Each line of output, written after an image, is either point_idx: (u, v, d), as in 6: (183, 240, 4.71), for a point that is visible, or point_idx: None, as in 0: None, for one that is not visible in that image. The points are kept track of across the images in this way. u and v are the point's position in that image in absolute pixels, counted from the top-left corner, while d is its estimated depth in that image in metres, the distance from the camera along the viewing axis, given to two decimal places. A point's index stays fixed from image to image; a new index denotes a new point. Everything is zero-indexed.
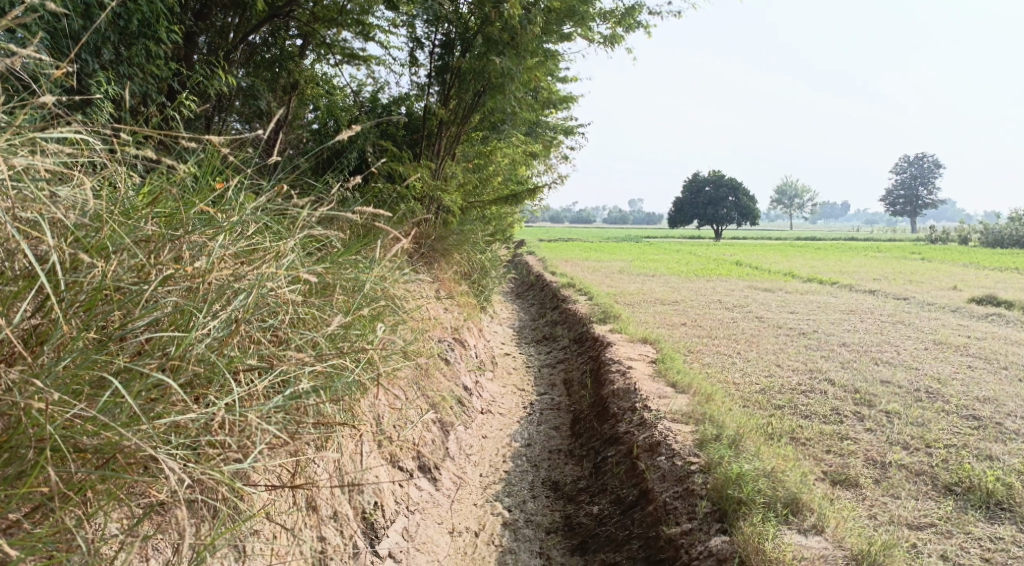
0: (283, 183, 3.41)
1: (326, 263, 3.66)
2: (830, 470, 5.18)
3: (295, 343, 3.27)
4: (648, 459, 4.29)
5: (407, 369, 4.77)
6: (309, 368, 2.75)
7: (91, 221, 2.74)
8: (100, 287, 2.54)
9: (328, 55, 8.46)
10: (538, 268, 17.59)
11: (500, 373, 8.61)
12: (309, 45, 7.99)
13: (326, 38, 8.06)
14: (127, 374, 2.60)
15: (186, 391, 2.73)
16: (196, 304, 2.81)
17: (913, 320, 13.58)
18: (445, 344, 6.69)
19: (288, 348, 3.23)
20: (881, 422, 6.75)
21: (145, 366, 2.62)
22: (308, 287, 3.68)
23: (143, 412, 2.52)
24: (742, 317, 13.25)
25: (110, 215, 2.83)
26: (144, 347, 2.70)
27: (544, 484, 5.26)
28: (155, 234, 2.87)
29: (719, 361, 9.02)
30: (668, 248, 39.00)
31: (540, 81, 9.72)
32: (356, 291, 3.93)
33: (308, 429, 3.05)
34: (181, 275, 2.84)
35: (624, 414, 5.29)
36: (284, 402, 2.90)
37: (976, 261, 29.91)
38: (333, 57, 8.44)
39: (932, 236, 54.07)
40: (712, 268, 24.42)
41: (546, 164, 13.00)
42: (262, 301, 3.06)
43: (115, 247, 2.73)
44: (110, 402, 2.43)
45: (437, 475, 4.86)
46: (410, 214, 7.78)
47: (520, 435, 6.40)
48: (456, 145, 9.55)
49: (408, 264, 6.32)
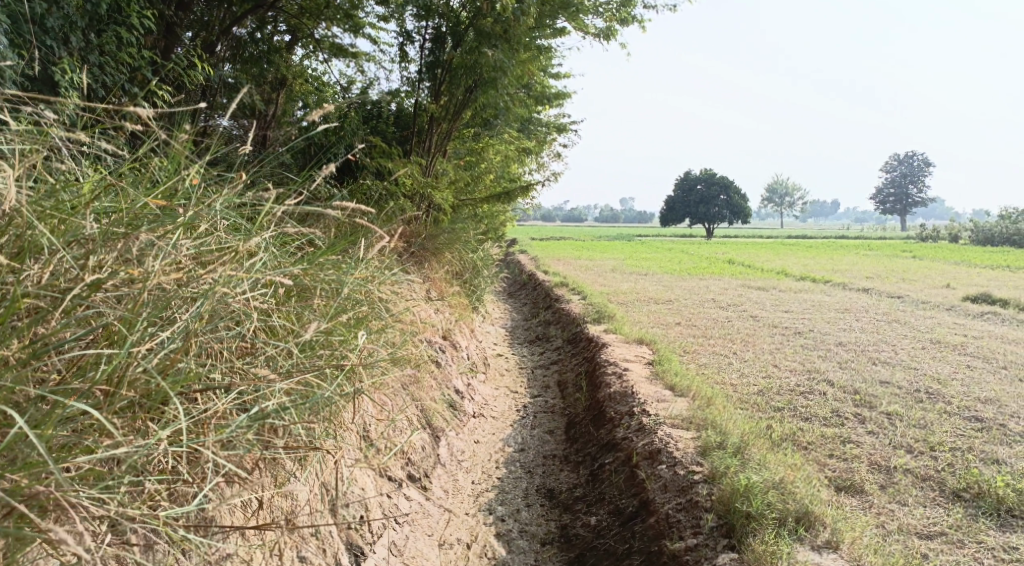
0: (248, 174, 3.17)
1: (305, 264, 3.45)
2: (835, 476, 5.01)
3: (266, 353, 3.07)
4: (648, 467, 4.09)
5: (395, 373, 4.57)
6: (275, 390, 2.57)
7: (19, 222, 2.54)
8: (18, 301, 2.34)
9: (317, 52, 8.27)
10: (530, 266, 17.39)
11: (492, 374, 8.41)
12: (297, 41, 7.81)
13: (314, 33, 7.87)
14: (52, 397, 2.40)
15: (123, 419, 2.53)
16: (136, 314, 2.60)
17: (909, 319, 13.47)
18: (435, 346, 6.50)
19: (259, 357, 3.02)
20: (883, 425, 6.59)
21: (73, 390, 2.42)
22: (286, 290, 3.48)
23: (64, 447, 2.34)
24: (737, 316, 13.10)
25: (46, 212, 2.62)
26: (74, 365, 2.51)
27: (539, 492, 5.07)
28: (99, 234, 2.67)
29: (715, 361, 8.86)
30: (661, 247, 38.87)
31: (532, 76, 9.52)
32: (340, 293, 3.74)
33: (275, 452, 2.83)
34: (122, 281, 2.62)
35: (622, 419, 5.10)
36: (245, 427, 2.68)
37: (967, 259, 29.80)
38: (320, 51, 8.22)
39: (923, 234, 54.20)
40: (704, 267, 24.26)
41: (539, 161, 12.81)
42: (220, 308, 2.85)
43: (47, 249, 2.55)
44: (27, 433, 2.24)
45: (427, 484, 4.67)
46: (399, 211, 7.58)
47: (513, 439, 6.21)
48: (447, 141, 9.34)
49: (397, 263, 6.12)
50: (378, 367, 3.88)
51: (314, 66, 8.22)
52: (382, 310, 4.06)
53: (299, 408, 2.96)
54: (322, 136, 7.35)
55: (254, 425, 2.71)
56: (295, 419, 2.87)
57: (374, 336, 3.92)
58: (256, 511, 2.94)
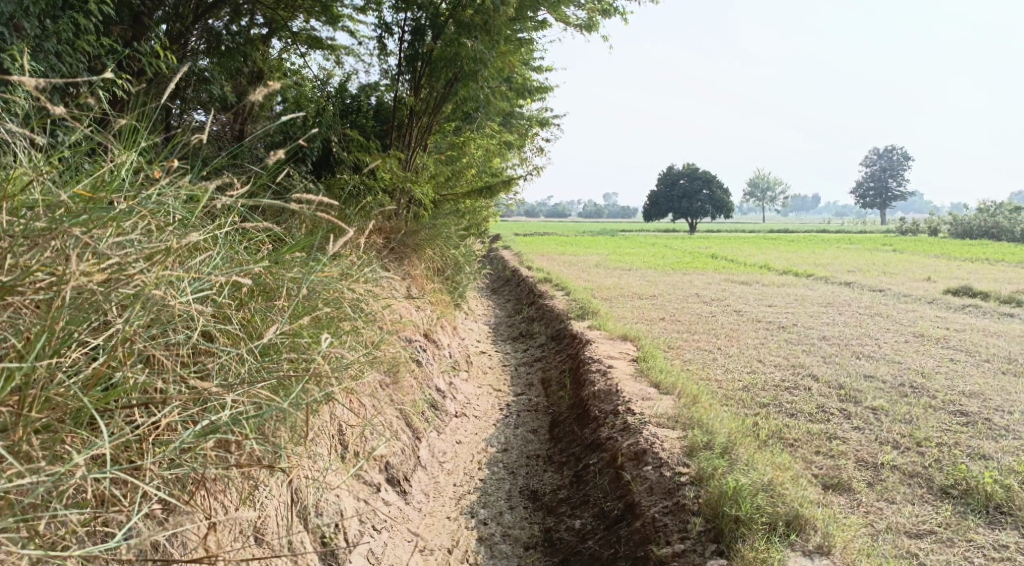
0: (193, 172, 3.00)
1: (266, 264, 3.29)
2: (822, 474, 4.94)
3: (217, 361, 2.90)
4: (633, 469, 3.98)
5: (372, 374, 4.44)
6: (218, 402, 2.43)
7: None
8: None
9: (295, 45, 8.08)
10: (514, 262, 17.25)
11: (475, 372, 8.28)
12: (274, 34, 7.62)
13: (291, 26, 7.69)
14: None
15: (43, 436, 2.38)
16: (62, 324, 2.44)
17: (892, 312, 13.49)
18: (415, 345, 6.36)
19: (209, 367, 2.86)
20: (869, 420, 6.54)
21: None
22: (250, 291, 3.33)
23: None
24: (721, 311, 13.05)
25: None
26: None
27: (522, 493, 4.95)
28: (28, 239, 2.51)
29: (700, 357, 8.79)
30: (644, 242, 38.89)
31: (513, 69, 9.37)
32: (311, 292, 3.59)
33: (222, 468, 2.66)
34: (48, 289, 2.47)
35: (606, 418, 4.99)
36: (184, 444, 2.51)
37: (947, 252, 30.01)
38: (295, 43, 8.04)
39: (903, 228, 54.68)
40: (688, 261, 24.23)
41: (521, 156, 12.67)
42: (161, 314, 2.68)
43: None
44: None
45: (406, 488, 4.54)
46: (377, 208, 7.42)
47: (496, 439, 6.09)
48: (427, 135, 9.18)
49: (375, 261, 5.97)
50: (352, 368, 3.74)
51: (293, 61, 8.04)
52: (356, 309, 3.92)
53: (251, 420, 2.78)
54: (298, 130, 7.17)
55: (203, 435, 2.58)
56: (244, 433, 2.70)
57: (347, 337, 3.78)
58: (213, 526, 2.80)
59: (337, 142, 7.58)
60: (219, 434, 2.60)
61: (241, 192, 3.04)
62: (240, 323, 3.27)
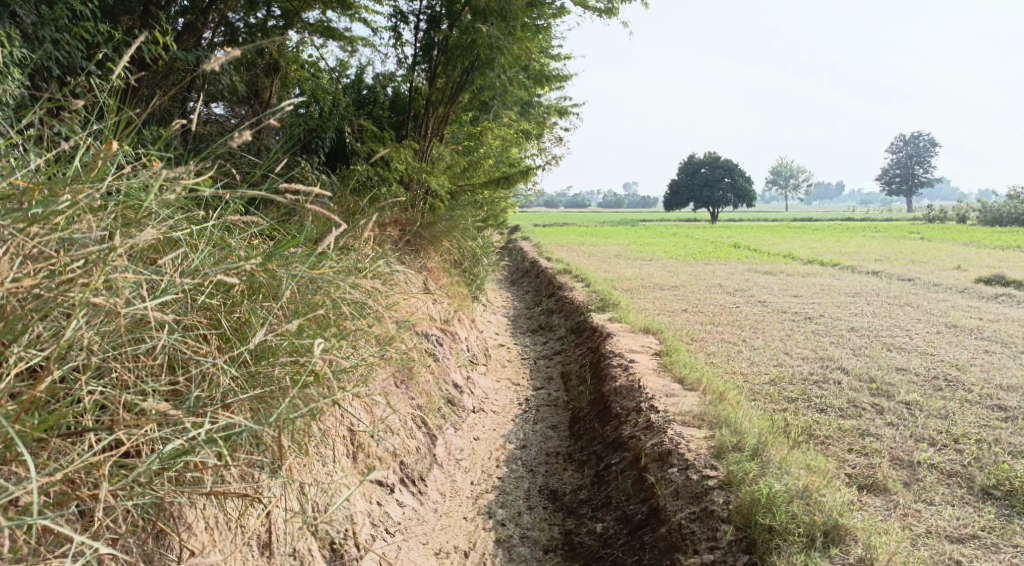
0: (166, 168, 2.84)
1: (258, 262, 3.13)
2: (856, 474, 4.72)
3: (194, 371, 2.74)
4: (658, 471, 3.79)
5: (383, 372, 4.29)
6: (185, 434, 2.28)
7: None
8: None
9: (311, 37, 7.97)
10: (533, 254, 17.04)
11: (493, 366, 8.13)
12: (291, 27, 7.51)
13: (309, 20, 7.59)
14: None
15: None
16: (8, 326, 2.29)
17: (922, 302, 13.14)
18: (431, 339, 6.21)
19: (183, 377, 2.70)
20: (903, 416, 6.29)
21: None
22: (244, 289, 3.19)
23: None
24: (744, 302, 12.78)
25: None
26: None
27: (541, 493, 4.78)
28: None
29: (724, 349, 8.56)
30: (665, 232, 38.50)
31: (531, 56, 9.16)
32: (315, 287, 3.45)
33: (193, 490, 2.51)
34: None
35: (628, 416, 4.81)
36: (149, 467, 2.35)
37: (977, 239, 29.28)
38: (308, 33, 7.90)
39: (930, 215, 53.66)
40: (710, 251, 23.86)
41: (540, 146, 12.47)
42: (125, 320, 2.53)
43: None
44: None
45: (422, 488, 4.40)
46: (391, 199, 7.27)
47: (515, 435, 5.93)
48: (443, 125, 9.01)
49: (389, 254, 5.83)
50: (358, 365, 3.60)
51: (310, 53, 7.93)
52: (364, 304, 3.77)
53: (229, 439, 2.62)
54: (311, 121, 7.03)
55: (172, 460, 2.45)
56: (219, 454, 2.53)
57: (356, 334, 3.63)
58: (198, 541, 2.68)
59: (350, 132, 7.42)
60: (190, 459, 2.46)
61: (229, 188, 2.92)
62: (233, 322, 3.15)
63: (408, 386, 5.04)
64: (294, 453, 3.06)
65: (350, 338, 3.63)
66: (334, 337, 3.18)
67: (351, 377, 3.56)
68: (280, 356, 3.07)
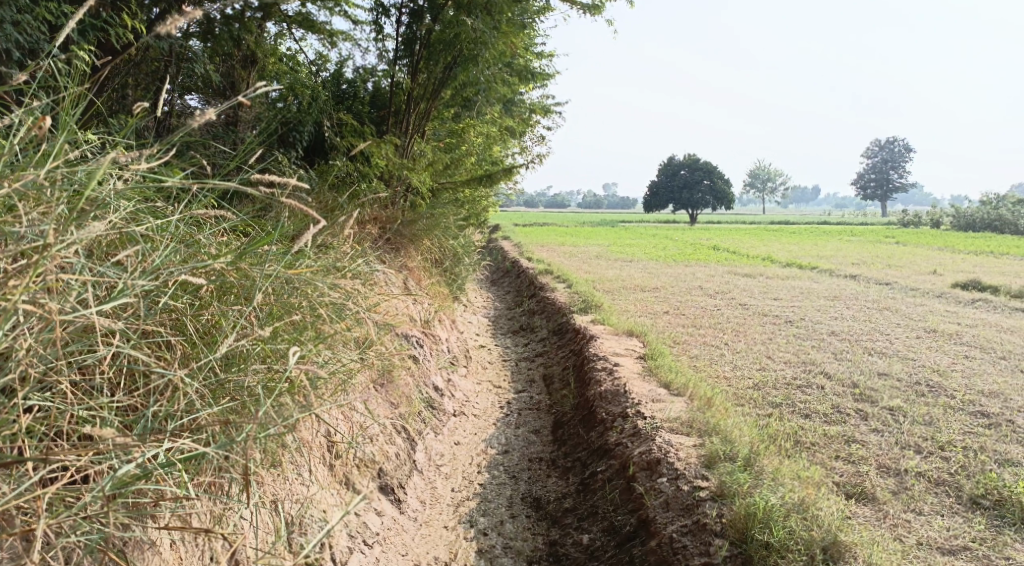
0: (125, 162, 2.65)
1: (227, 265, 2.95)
2: (844, 481, 4.64)
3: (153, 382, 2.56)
4: (646, 481, 3.68)
5: (362, 375, 4.13)
6: (139, 459, 2.13)
7: None
8: None
9: (290, 30, 7.80)
10: (513, 253, 16.90)
11: (474, 367, 7.98)
12: (269, 20, 7.32)
13: (287, 13, 7.44)
14: None
15: None
16: None
17: (901, 306, 13.20)
18: (411, 340, 6.05)
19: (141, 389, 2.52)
20: (887, 422, 6.24)
21: None
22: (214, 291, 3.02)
23: None
24: (725, 304, 12.75)
25: None
26: None
27: (524, 500, 4.64)
28: None
29: (706, 353, 8.49)
30: (644, 233, 38.60)
31: (515, 52, 9.02)
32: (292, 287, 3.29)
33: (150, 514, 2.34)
34: None
35: (614, 422, 4.69)
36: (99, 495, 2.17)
37: (951, 245, 29.63)
38: (288, 25, 7.69)
39: (905, 220, 54.35)
40: (690, 253, 23.87)
41: (522, 145, 12.35)
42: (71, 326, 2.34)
43: None
44: None
45: (401, 496, 4.24)
46: (371, 196, 7.10)
47: (496, 440, 5.78)
48: (425, 122, 8.84)
49: (368, 254, 5.66)
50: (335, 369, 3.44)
51: (288, 46, 7.75)
52: (343, 306, 3.61)
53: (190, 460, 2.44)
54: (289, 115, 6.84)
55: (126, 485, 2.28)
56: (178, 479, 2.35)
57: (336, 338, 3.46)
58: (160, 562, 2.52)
59: (329, 127, 7.23)
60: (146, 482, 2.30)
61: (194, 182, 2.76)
62: (201, 326, 2.97)
63: (387, 389, 4.88)
64: (265, 462, 2.91)
65: (327, 341, 3.47)
66: (311, 343, 3.03)
67: (327, 381, 3.40)
68: (252, 364, 2.90)
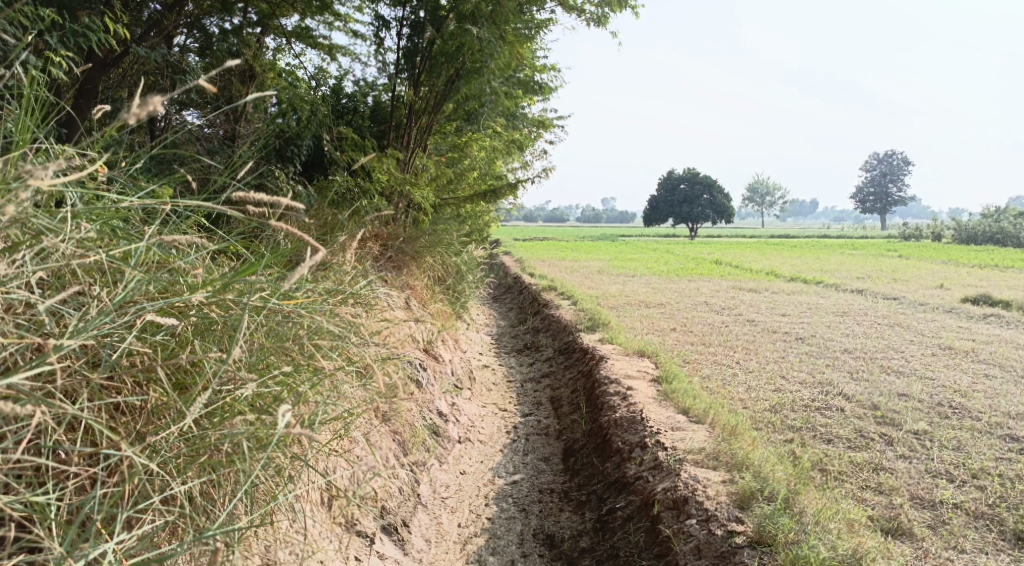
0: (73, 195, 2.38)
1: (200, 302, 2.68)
2: (878, 516, 4.34)
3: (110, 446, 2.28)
4: (673, 521, 3.40)
5: (362, 407, 3.85)
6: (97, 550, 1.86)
7: None
8: None
9: (291, 44, 7.59)
10: (515, 269, 16.60)
11: (478, 389, 7.68)
12: (269, 35, 7.13)
13: (286, 27, 7.24)
14: None
15: None
16: None
17: (912, 321, 12.93)
18: (413, 363, 5.78)
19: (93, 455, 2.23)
20: (914, 447, 5.94)
21: None
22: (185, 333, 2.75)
23: None
24: (732, 321, 12.47)
25: None
26: None
27: (537, 536, 4.35)
28: None
29: (718, 372, 8.21)
30: (645, 247, 38.36)
31: (518, 64, 8.79)
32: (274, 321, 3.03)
33: None
34: None
35: (632, 452, 4.41)
36: None
37: (954, 258, 29.32)
38: (287, 40, 7.49)
39: (906, 233, 54.17)
40: (693, 267, 23.58)
41: (525, 160, 12.12)
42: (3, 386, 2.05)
43: None
44: None
45: (405, 536, 3.95)
46: (372, 213, 6.85)
47: (504, 468, 5.49)
48: (426, 136, 8.61)
49: (369, 274, 5.41)
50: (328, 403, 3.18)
51: (288, 61, 7.55)
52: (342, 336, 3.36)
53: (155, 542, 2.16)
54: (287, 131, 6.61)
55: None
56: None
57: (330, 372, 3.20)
58: None
59: (328, 141, 7.00)
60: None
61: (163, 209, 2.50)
62: (175, 373, 2.70)
63: (388, 416, 4.62)
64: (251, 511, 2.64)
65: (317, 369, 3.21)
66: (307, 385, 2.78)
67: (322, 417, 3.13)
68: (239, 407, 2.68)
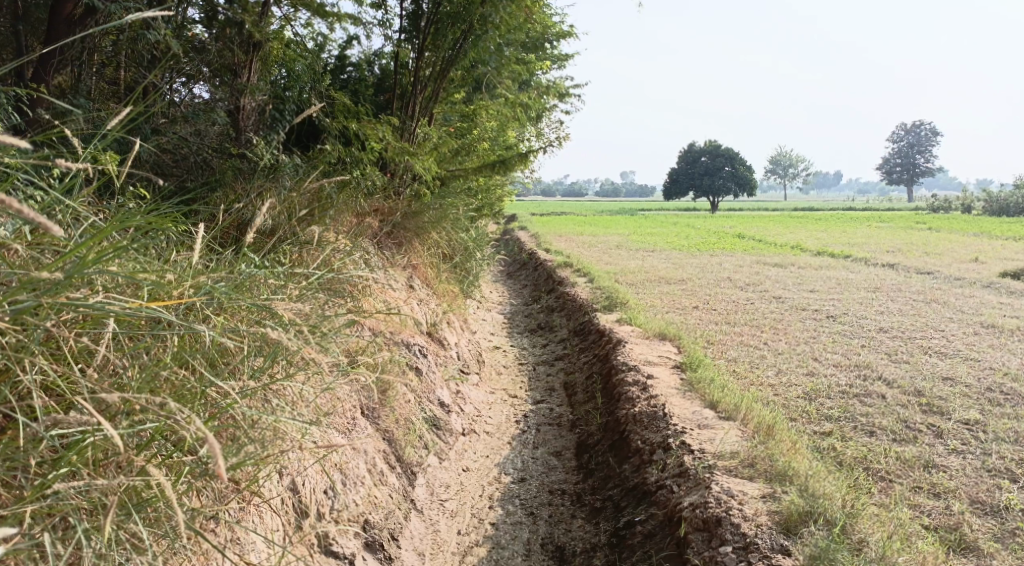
0: None
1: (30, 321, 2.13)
2: (937, 527, 3.78)
3: None
4: (704, 546, 2.88)
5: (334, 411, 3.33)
6: None
7: None
8: None
9: (295, 10, 7.04)
10: (532, 245, 16.00)
11: (488, 374, 7.18)
12: None
13: None
14: None
15: None
16: None
17: (949, 297, 12.19)
18: (412, 350, 5.26)
19: None
20: (968, 441, 5.34)
21: None
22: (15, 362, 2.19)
23: None
24: (758, 298, 11.84)
25: None
26: None
27: (545, 548, 3.84)
28: None
29: (745, 355, 7.64)
30: (665, 220, 37.58)
31: (530, 24, 8.13)
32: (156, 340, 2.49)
33: None
34: None
35: (653, 455, 3.88)
36: None
37: (987, 230, 28.16)
38: (291, 6, 6.91)
39: (934, 205, 52.67)
40: (714, 242, 22.89)
41: (540, 130, 11.48)
42: None
43: None
44: None
45: (394, 553, 3.45)
46: (368, 186, 6.31)
47: (511, 464, 4.98)
48: (431, 105, 8.01)
49: (360, 254, 4.88)
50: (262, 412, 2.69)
51: (292, 28, 7.01)
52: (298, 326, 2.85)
53: None
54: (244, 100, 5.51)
55: None
56: None
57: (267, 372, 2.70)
58: None
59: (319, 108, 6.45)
60: None
61: None
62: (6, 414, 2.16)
63: (378, 413, 4.10)
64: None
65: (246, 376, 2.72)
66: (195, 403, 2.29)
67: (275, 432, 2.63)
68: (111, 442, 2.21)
